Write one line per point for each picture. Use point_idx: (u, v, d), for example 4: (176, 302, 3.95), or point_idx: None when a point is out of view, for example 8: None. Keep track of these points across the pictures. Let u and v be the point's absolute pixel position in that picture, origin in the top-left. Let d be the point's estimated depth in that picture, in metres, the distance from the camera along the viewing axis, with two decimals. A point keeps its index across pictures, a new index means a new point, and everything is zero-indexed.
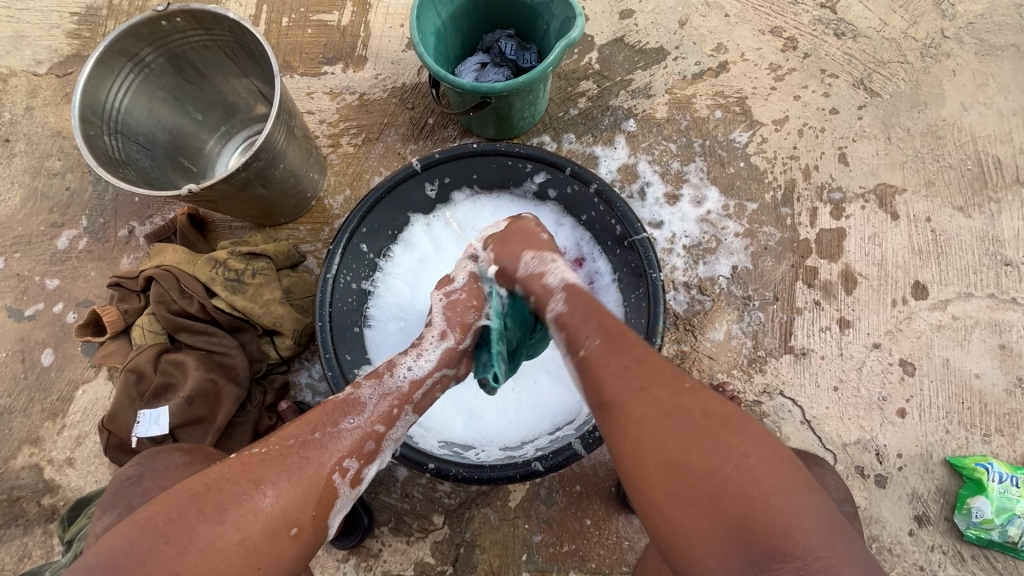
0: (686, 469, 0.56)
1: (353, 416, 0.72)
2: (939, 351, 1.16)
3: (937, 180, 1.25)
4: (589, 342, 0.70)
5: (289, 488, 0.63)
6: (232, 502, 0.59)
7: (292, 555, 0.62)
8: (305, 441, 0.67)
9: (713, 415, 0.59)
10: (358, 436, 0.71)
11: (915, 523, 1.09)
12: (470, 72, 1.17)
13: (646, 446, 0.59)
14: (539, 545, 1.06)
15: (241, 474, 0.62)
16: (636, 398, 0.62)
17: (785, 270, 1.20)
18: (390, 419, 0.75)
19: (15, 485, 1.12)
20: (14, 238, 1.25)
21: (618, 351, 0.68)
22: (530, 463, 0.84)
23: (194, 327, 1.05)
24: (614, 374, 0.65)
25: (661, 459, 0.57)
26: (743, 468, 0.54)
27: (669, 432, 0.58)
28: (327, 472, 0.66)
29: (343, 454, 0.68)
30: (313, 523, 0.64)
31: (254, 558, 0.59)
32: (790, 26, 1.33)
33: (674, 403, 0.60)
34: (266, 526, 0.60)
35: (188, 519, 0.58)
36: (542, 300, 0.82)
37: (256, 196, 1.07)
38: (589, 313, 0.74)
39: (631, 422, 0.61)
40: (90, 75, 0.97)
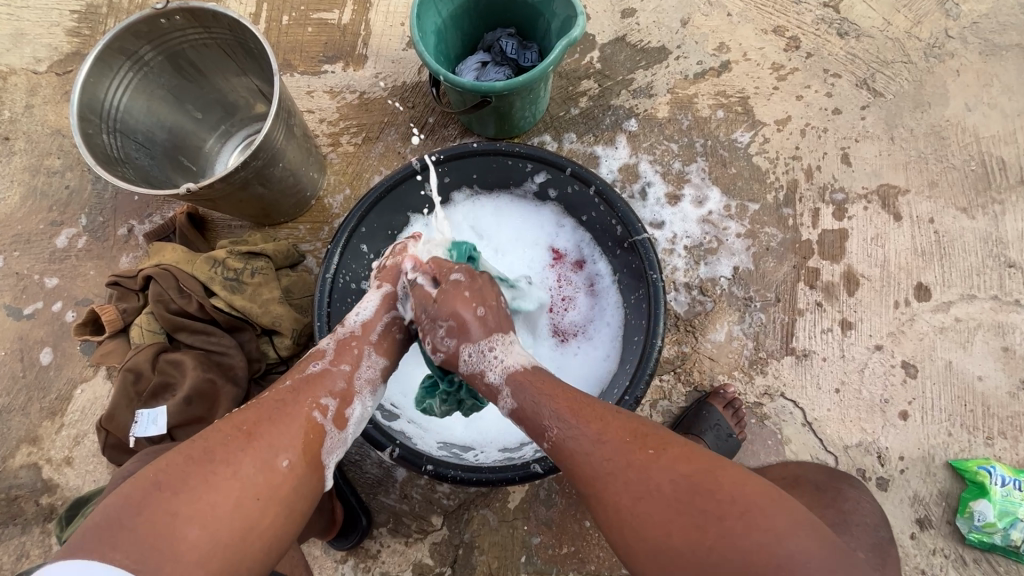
0: (675, 550, 0.57)
1: (318, 361, 0.76)
2: (941, 353, 1.15)
3: (940, 181, 1.24)
4: (550, 432, 0.67)
5: (273, 427, 0.65)
6: (220, 446, 0.61)
7: (291, 487, 0.63)
8: (280, 390, 0.70)
9: (684, 482, 0.59)
10: (333, 377, 0.74)
11: (917, 527, 1.08)
12: (471, 71, 1.16)
13: (632, 533, 0.59)
14: (538, 547, 1.05)
15: (223, 422, 0.64)
16: (612, 484, 0.61)
17: (787, 271, 1.19)
18: (355, 358, 0.78)
19: (14, 484, 1.12)
20: (14, 236, 1.25)
21: (581, 431, 0.65)
22: (529, 465, 0.84)
23: (193, 326, 1.05)
24: (583, 468, 0.64)
25: (649, 547, 0.58)
26: (726, 536, 0.55)
27: (648, 515, 0.59)
28: (308, 409, 0.69)
29: (319, 393, 0.71)
30: (306, 458, 0.66)
31: (251, 489, 0.60)
32: (793, 26, 1.32)
33: (645, 482, 0.60)
34: (256, 461, 0.61)
35: (178, 467, 0.59)
36: (489, 398, 0.76)
37: (255, 195, 1.06)
38: (542, 396, 0.70)
39: (612, 513, 0.61)
40: (89, 73, 0.96)
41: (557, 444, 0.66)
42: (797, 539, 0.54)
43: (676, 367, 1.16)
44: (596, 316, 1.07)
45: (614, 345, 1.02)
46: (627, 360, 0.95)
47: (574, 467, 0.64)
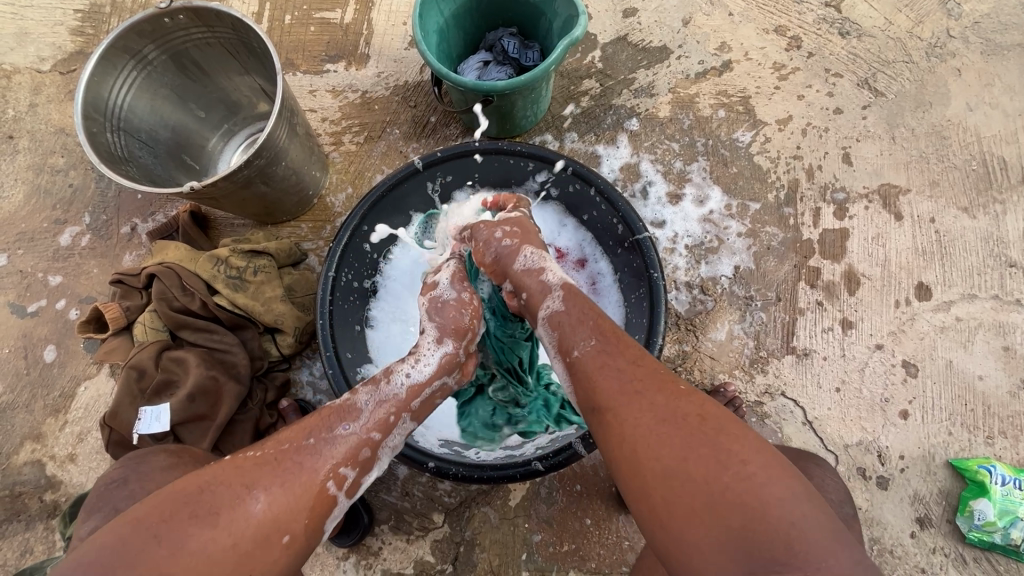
0: (682, 477, 0.55)
1: (349, 423, 0.67)
2: (942, 353, 1.15)
3: (941, 181, 1.24)
4: (584, 345, 0.70)
5: (283, 493, 0.60)
6: (224, 506, 0.57)
7: (283, 565, 0.58)
8: (300, 447, 0.63)
9: (709, 420, 0.59)
10: (357, 443, 0.67)
11: (917, 526, 1.09)
12: (472, 70, 1.16)
13: (640, 451, 0.58)
14: (539, 544, 1.05)
15: (236, 480, 0.59)
16: (631, 401, 0.62)
17: (788, 270, 1.19)
18: (387, 427, 0.70)
19: (18, 480, 1.13)
20: (18, 235, 1.25)
21: (616, 354, 0.68)
22: (530, 462, 0.84)
23: (196, 324, 1.06)
24: (609, 385, 0.64)
25: (656, 466, 0.57)
26: (742, 475, 0.54)
27: (663, 437, 0.58)
28: (324, 480, 0.62)
29: (340, 461, 0.64)
30: (307, 532, 0.61)
31: (245, 564, 0.55)
32: (794, 25, 1.33)
33: (669, 409, 0.60)
34: (257, 534, 0.57)
35: (179, 525, 0.55)
36: (535, 297, 0.79)
37: (257, 193, 1.07)
38: (583, 319, 0.73)
39: (624, 429, 0.60)
40: (93, 72, 0.97)
41: (586, 360, 0.68)
42: (812, 511, 0.52)
43: (677, 366, 1.16)
44: None
45: None
46: None
47: (598, 381, 0.65)
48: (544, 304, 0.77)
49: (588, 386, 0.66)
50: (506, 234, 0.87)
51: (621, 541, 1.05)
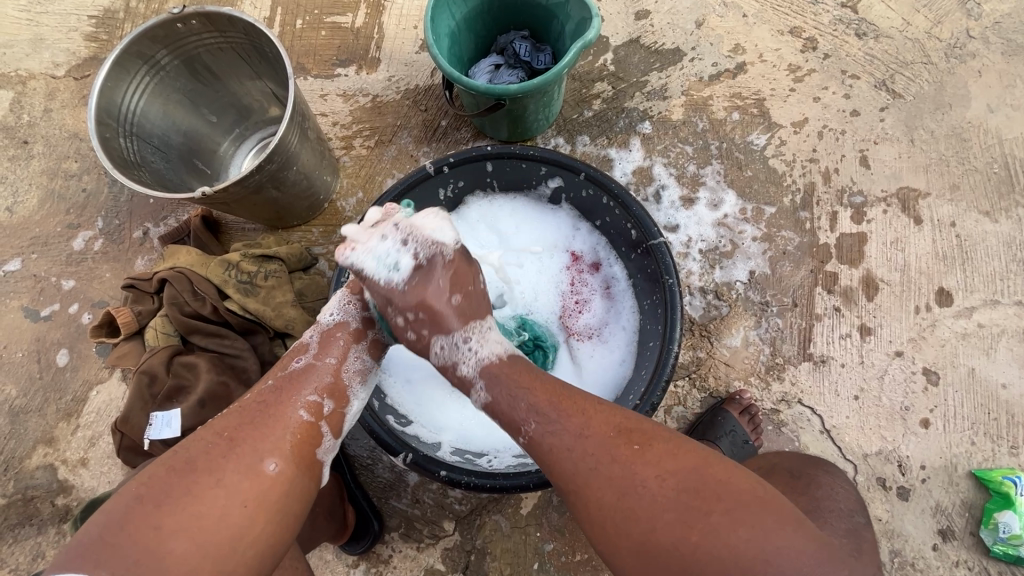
0: (657, 545, 0.57)
1: (300, 357, 0.76)
2: (964, 360, 1.13)
3: (962, 184, 1.21)
4: (528, 428, 0.66)
5: (257, 431, 0.65)
6: (201, 455, 0.61)
7: (280, 492, 0.62)
8: (261, 391, 0.71)
9: (669, 479, 0.59)
10: (317, 373, 0.74)
11: (939, 538, 1.06)
12: (484, 74, 1.16)
13: (613, 526, 0.59)
14: (550, 554, 1.04)
15: (206, 433, 0.64)
16: (591, 480, 0.61)
17: (804, 276, 1.17)
18: (340, 352, 0.77)
19: (30, 484, 1.13)
20: (31, 239, 1.26)
21: (562, 428, 0.64)
22: (543, 472, 0.83)
23: (207, 329, 1.05)
24: (565, 467, 0.62)
25: (629, 538, 0.58)
26: (715, 531, 0.55)
27: (631, 508, 0.58)
28: (294, 409, 0.69)
29: (305, 392, 0.71)
30: (294, 461, 0.65)
31: (239, 498, 0.59)
32: (810, 26, 1.31)
33: (627, 475, 0.60)
34: (240, 468, 0.61)
35: (160, 480, 0.59)
36: (463, 388, 0.75)
37: (269, 198, 1.07)
38: (521, 391, 0.69)
39: (591, 507, 0.61)
40: (106, 78, 0.97)
41: (536, 440, 0.65)
42: (785, 539, 0.55)
43: (691, 372, 1.14)
44: (611, 320, 1.06)
45: (629, 351, 1.01)
46: (642, 367, 0.94)
47: (551, 467, 0.63)
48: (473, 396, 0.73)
49: (545, 468, 0.65)
50: (408, 320, 0.75)
51: None
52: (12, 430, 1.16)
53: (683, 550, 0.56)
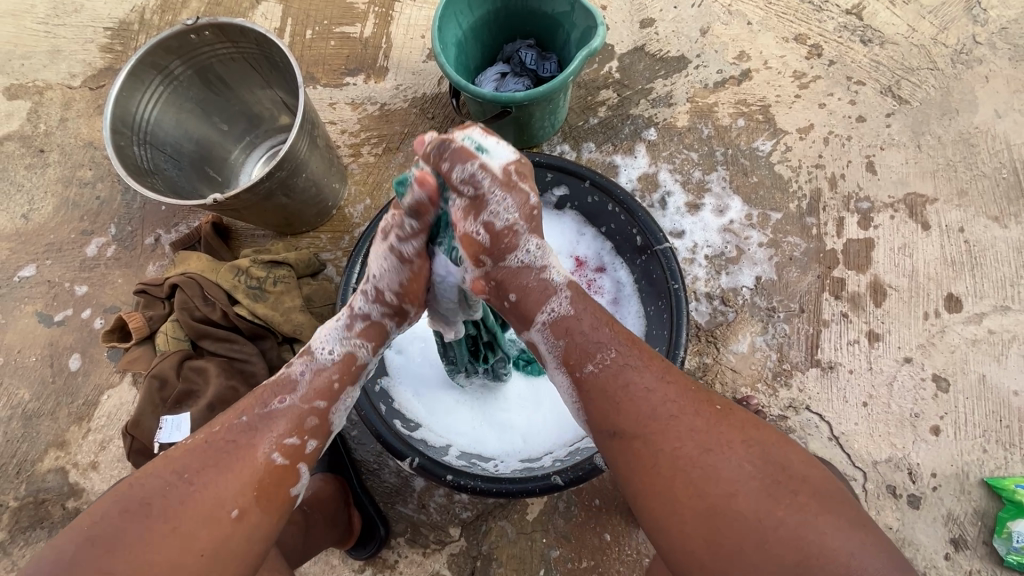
0: (732, 507, 0.55)
1: (285, 396, 0.65)
2: (975, 366, 1.12)
3: (970, 189, 1.21)
4: (600, 358, 0.64)
5: (219, 475, 0.59)
6: (155, 496, 0.57)
7: (241, 537, 0.58)
8: (231, 426, 0.63)
9: (753, 445, 0.58)
10: (299, 411, 0.65)
11: (951, 547, 1.04)
12: (491, 82, 1.17)
13: (682, 482, 0.57)
14: (556, 560, 1.04)
15: (165, 467, 0.59)
16: (670, 428, 0.59)
17: (811, 281, 1.17)
18: (330, 394, 0.67)
19: (41, 488, 1.14)
20: (46, 245, 1.29)
21: (644, 371, 0.63)
22: (549, 476, 0.83)
23: (217, 334, 1.07)
24: (642, 412, 0.60)
25: (695, 500, 0.56)
26: (794, 512, 0.54)
27: (711, 467, 0.57)
28: (266, 451, 0.62)
29: (281, 431, 0.63)
30: (259, 504, 0.60)
31: (194, 547, 0.56)
32: (815, 33, 1.31)
33: (710, 436, 0.58)
34: (196, 515, 0.57)
35: (111, 522, 0.56)
36: (537, 297, 0.68)
37: (278, 205, 1.08)
38: (595, 327, 0.66)
39: (662, 460, 0.58)
40: (122, 88, 0.99)
41: (607, 377, 0.63)
42: (860, 530, 0.54)
43: (698, 378, 1.14)
44: None
45: None
46: None
47: (619, 407, 0.61)
48: (546, 306, 0.67)
49: (612, 408, 0.62)
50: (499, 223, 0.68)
51: (641, 558, 1.03)
52: (25, 434, 1.17)
53: (754, 525, 0.54)
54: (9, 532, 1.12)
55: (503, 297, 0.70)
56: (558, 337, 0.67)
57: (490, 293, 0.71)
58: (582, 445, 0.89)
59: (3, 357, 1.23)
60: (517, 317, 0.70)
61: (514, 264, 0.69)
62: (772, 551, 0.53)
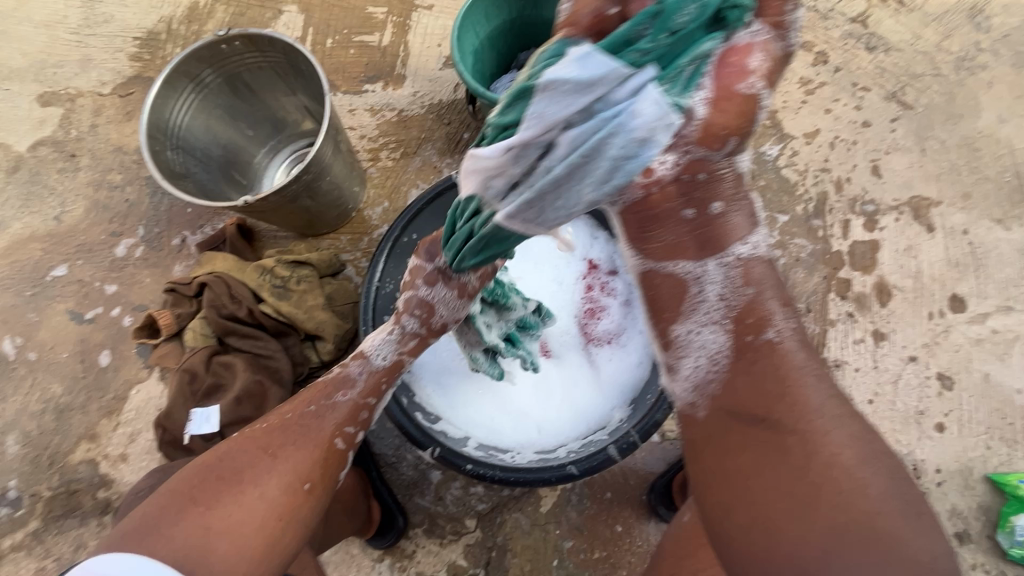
0: (873, 529, 0.49)
1: (345, 391, 0.75)
2: (979, 365, 1.14)
3: (974, 193, 1.24)
4: (778, 331, 0.58)
5: (298, 451, 0.67)
6: (246, 465, 0.63)
7: (312, 509, 0.65)
8: (303, 412, 0.71)
9: (904, 480, 0.53)
10: (358, 405, 0.75)
11: (956, 541, 1.07)
12: (505, 89, 1.21)
13: (830, 484, 0.51)
14: (570, 551, 1.07)
15: (250, 442, 0.66)
16: (828, 430, 0.53)
17: (817, 282, 1.20)
18: (379, 392, 0.78)
19: (73, 478, 1.19)
20: (77, 246, 1.34)
21: (807, 371, 0.57)
22: (565, 467, 0.87)
23: (242, 331, 1.11)
24: (810, 405, 0.54)
25: (838, 511, 0.50)
26: (934, 555, 0.49)
27: (866, 483, 0.51)
28: (333, 437, 0.71)
29: (343, 421, 0.73)
30: (325, 482, 0.68)
31: (277, 512, 0.62)
32: (821, 41, 1.35)
33: (871, 451, 0.53)
34: (281, 483, 0.63)
35: (207, 484, 0.61)
36: (730, 229, 0.61)
37: (302, 207, 1.13)
38: (774, 305, 0.60)
39: (816, 460, 0.52)
40: (157, 95, 1.04)
41: (776, 353, 0.58)
42: None
43: None
44: (628, 326, 1.05)
45: (646, 354, 1.00)
46: None
47: (779, 390, 0.56)
48: (744, 244, 0.61)
49: (773, 390, 0.56)
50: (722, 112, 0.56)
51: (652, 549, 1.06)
52: (57, 427, 1.22)
53: (894, 556, 0.48)
54: (43, 520, 1.17)
55: (684, 204, 0.60)
56: (741, 285, 0.60)
57: (676, 190, 0.58)
58: (596, 438, 0.93)
59: (37, 353, 1.28)
60: (691, 237, 0.61)
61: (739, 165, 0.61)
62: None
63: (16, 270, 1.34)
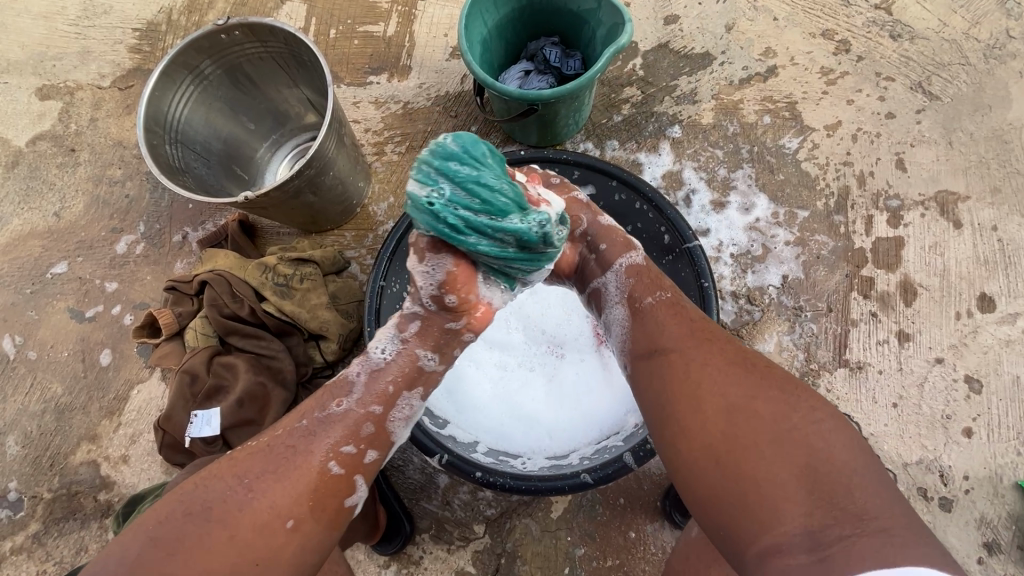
0: (750, 408, 0.59)
1: (341, 399, 0.69)
2: (1009, 368, 1.09)
3: (1003, 187, 1.18)
4: (656, 296, 0.75)
5: (276, 482, 0.61)
6: (216, 500, 0.59)
7: (296, 547, 0.60)
8: (292, 430, 0.66)
9: (781, 375, 0.62)
10: (359, 419, 0.68)
11: (984, 551, 1.03)
12: (514, 80, 1.17)
13: (706, 381, 0.62)
14: (581, 559, 1.04)
15: (226, 469, 0.62)
16: (699, 347, 0.66)
17: (839, 280, 1.15)
18: (387, 398, 0.70)
19: (73, 480, 1.17)
20: (77, 243, 1.31)
21: (678, 314, 0.72)
22: (579, 474, 0.83)
23: (244, 330, 1.08)
24: (680, 332, 0.69)
25: (718, 401, 0.60)
26: (812, 423, 0.57)
27: (736, 378, 0.62)
28: (322, 460, 0.64)
29: (336, 441, 0.66)
30: (313, 515, 0.62)
31: (250, 555, 0.57)
32: (843, 28, 1.29)
33: (740, 358, 0.65)
34: (253, 523, 0.59)
35: (175, 522, 0.58)
36: (623, 245, 0.82)
37: (305, 203, 1.09)
38: (654, 284, 0.77)
39: (693, 366, 0.64)
40: (154, 88, 1.01)
41: (655, 308, 0.73)
42: (873, 466, 0.54)
43: None
44: None
45: None
46: None
47: (660, 331, 0.70)
48: (624, 256, 0.81)
49: (657, 332, 0.70)
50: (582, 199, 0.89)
51: (666, 557, 1.03)
52: (58, 428, 1.20)
53: (770, 427, 0.57)
54: (43, 523, 1.15)
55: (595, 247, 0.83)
56: (627, 277, 0.79)
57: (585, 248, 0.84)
58: (610, 445, 0.89)
59: (37, 352, 1.25)
60: (596, 266, 0.82)
61: (605, 223, 0.86)
62: (787, 450, 0.55)
63: (15, 268, 1.31)
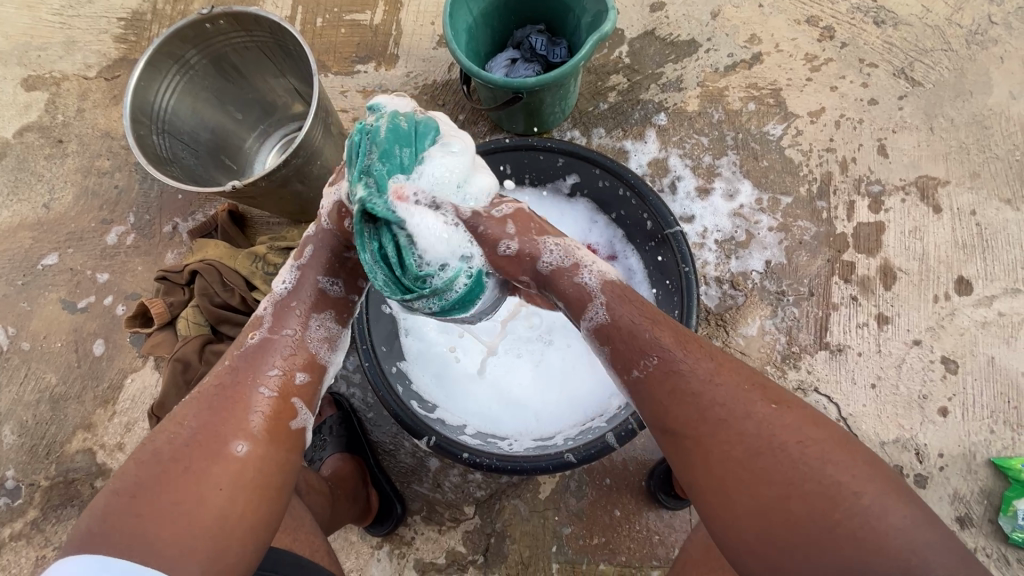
0: (787, 506, 0.55)
1: (255, 331, 0.74)
2: (984, 348, 1.12)
3: (982, 171, 1.20)
4: (645, 364, 0.65)
5: (217, 414, 0.65)
6: (165, 447, 0.62)
7: (253, 469, 0.63)
8: (220, 372, 0.70)
9: (812, 445, 0.57)
10: (279, 346, 0.73)
11: (957, 525, 1.06)
12: (501, 68, 1.17)
13: (732, 477, 0.57)
14: (569, 537, 1.07)
15: (167, 426, 0.65)
16: (717, 431, 0.59)
17: (821, 265, 1.17)
18: (298, 320, 0.76)
19: (70, 467, 1.19)
20: (68, 234, 1.32)
21: (688, 369, 0.63)
22: (562, 455, 0.86)
23: (235, 319, 1.10)
24: (690, 412, 0.61)
25: (750, 501, 0.56)
26: (856, 511, 0.53)
27: (767, 471, 0.56)
28: (255, 387, 0.69)
29: (266, 366, 0.71)
30: (262, 438, 0.65)
31: (211, 482, 0.60)
32: (828, 15, 1.30)
33: (765, 437, 0.57)
34: (206, 454, 0.62)
35: (135, 475, 0.60)
36: (576, 302, 0.72)
37: (294, 192, 1.10)
38: (634, 345, 0.67)
39: (715, 458, 0.58)
40: (140, 78, 1.01)
41: (650, 380, 0.64)
42: (927, 540, 0.51)
43: None
44: None
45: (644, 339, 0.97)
46: None
47: (669, 411, 0.62)
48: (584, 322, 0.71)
49: (665, 408, 0.63)
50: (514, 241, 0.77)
51: (652, 535, 1.06)
52: (54, 417, 1.21)
53: (810, 526, 0.53)
54: (41, 509, 1.17)
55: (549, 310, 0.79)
56: (598, 345, 0.70)
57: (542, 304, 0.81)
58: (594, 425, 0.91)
59: (30, 343, 1.26)
60: None
61: (545, 269, 0.75)
62: (836, 552, 0.52)
63: (5, 260, 1.32)
